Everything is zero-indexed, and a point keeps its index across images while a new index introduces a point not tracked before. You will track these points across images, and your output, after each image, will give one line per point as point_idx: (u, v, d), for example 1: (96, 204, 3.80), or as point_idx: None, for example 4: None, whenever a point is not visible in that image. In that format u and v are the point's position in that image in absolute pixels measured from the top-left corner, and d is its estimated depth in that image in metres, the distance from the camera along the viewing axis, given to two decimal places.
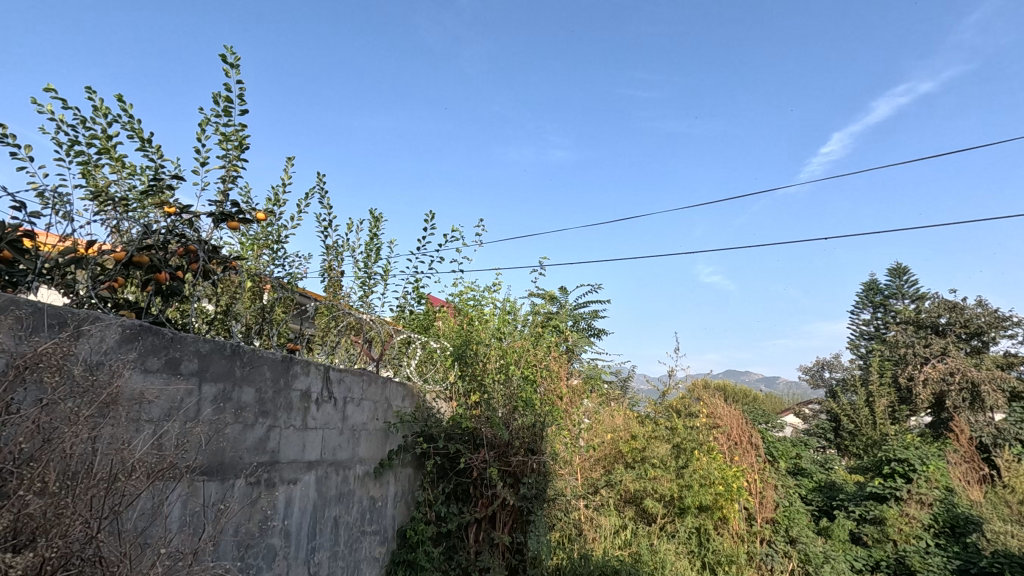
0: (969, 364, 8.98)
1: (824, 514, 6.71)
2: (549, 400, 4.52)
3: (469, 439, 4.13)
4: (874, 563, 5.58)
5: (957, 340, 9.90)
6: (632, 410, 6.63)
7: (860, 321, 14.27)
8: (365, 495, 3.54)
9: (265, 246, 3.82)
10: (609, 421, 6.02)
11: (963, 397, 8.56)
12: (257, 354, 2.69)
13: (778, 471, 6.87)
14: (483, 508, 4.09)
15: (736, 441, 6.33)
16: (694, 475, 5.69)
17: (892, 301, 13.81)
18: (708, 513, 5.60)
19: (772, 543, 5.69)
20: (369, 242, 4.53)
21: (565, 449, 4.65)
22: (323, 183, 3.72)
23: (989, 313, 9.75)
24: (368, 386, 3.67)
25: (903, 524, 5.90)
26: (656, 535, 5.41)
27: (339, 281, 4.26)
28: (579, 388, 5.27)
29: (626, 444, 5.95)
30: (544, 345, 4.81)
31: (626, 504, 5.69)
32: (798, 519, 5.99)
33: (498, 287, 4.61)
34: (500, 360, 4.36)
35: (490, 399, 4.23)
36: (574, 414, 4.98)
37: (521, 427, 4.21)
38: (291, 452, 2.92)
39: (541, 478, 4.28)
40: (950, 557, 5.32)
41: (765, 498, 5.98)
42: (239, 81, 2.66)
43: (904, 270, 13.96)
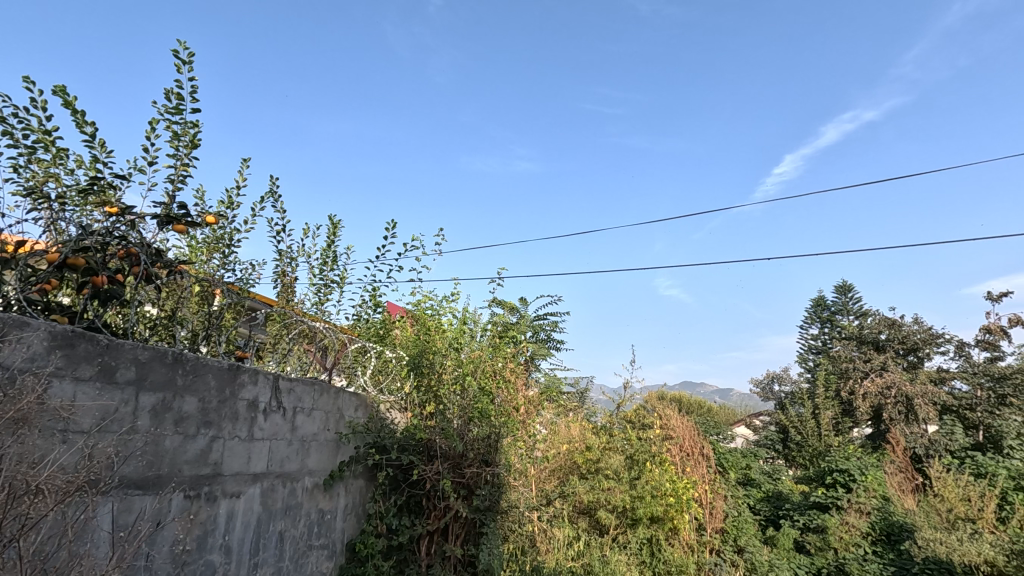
0: (906, 378, 9.45)
1: (771, 523, 6.91)
2: (505, 411, 4.51)
3: (423, 450, 4.09)
4: (816, 570, 5.79)
5: (895, 355, 10.32)
6: (588, 421, 6.73)
7: (809, 336, 14.88)
8: (313, 508, 3.45)
9: (216, 250, 3.71)
10: (565, 432, 6.04)
11: (899, 410, 9.02)
12: (202, 362, 2.59)
13: (728, 481, 7.07)
14: (436, 520, 4.02)
15: (688, 452, 6.49)
16: (646, 486, 5.78)
17: (838, 317, 14.40)
18: (659, 523, 5.69)
19: (720, 552, 5.85)
20: (326, 249, 4.46)
21: (520, 461, 4.65)
22: (277, 187, 3.71)
23: (924, 330, 10.25)
24: (319, 396, 3.59)
25: (844, 532, 6.13)
26: (608, 546, 5.44)
27: (293, 288, 4.17)
28: (536, 399, 5.27)
29: (581, 454, 6.00)
30: (501, 355, 4.80)
31: (580, 516, 5.74)
32: (746, 528, 6.20)
33: (457, 297, 4.63)
34: (456, 371, 4.33)
35: (445, 410, 4.21)
36: (529, 425, 4.95)
37: (476, 438, 4.19)
38: (235, 465, 2.82)
39: (495, 490, 4.25)
40: (885, 563, 5.57)
41: (715, 509, 6.15)
42: (191, 79, 2.58)
43: (850, 287, 14.64)
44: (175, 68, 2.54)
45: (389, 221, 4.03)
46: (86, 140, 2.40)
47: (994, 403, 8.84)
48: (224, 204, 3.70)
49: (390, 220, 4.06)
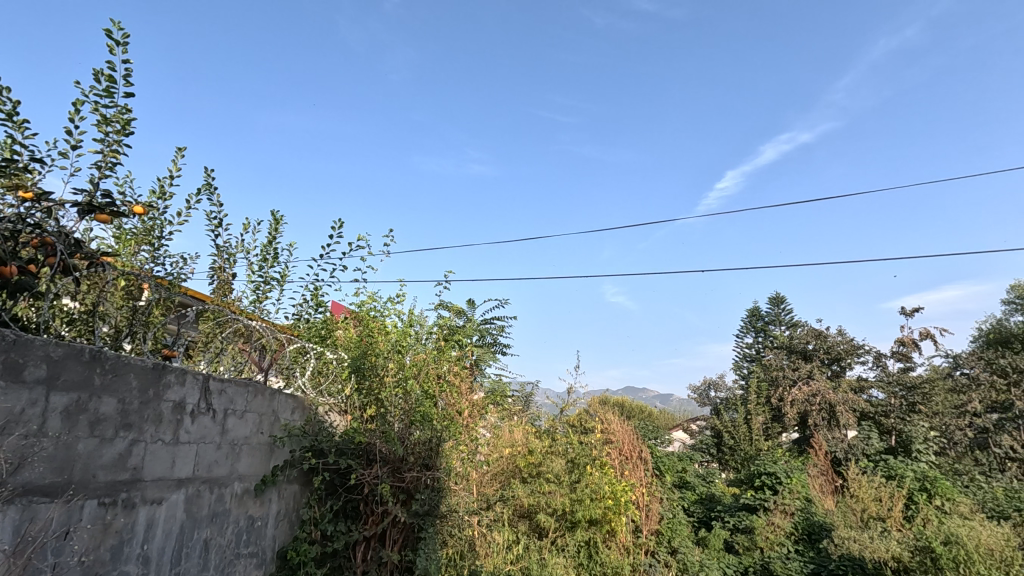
0: (829, 386, 10.05)
1: (703, 524, 7.17)
2: (448, 414, 4.50)
3: (362, 454, 3.99)
4: (744, 568, 6.06)
5: (820, 364, 10.93)
6: (532, 425, 6.70)
7: (744, 344, 15.57)
8: (242, 515, 3.31)
9: (145, 242, 3.51)
10: (508, 436, 6.05)
11: (822, 416, 9.58)
12: (123, 361, 2.45)
13: (665, 484, 7.29)
14: (373, 526, 3.94)
15: (627, 456, 6.67)
16: (586, 489, 5.88)
17: (772, 327, 15.13)
18: (597, 526, 5.80)
19: (654, 554, 6.02)
20: (267, 245, 4.31)
21: (461, 465, 4.63)
22: (211, 180, 3.58)
23: (847, 341, 10.92)
24: (253, 398, 3.46)
25: (769, 532, 6.45)
26: (547, 549, 5.49)
27: (230, 284, 4.00)
28: (480, 403, 5.27)
29: (523, 459, 5.97)
30: (445, 359, 4.78)
31: (520, 519, 5.73)
32: (680, 530, 6.41)
33: (403, 299, 4.59)
34: (399, 373, 4.27)
35: (385, 413, 4.12)
36: (471, 429, 4.93)
37: (416, 442, 4.13)
38: (157, 470, 2.68)
39: (435, 494, 4.21)
40: (806, 561, 5.88)
41: (651, 511, 6.34)
42: (125, 61, 2.45)
43: (783, 299, 15.43)
44: (107, 48, 2.39)
45: (337, 220, 3.90)
46: (1, 119, 2.23)
47: (906, 411, 9.53)
48: (156, 194, 3.51)
49: (339, 220, 3.90)
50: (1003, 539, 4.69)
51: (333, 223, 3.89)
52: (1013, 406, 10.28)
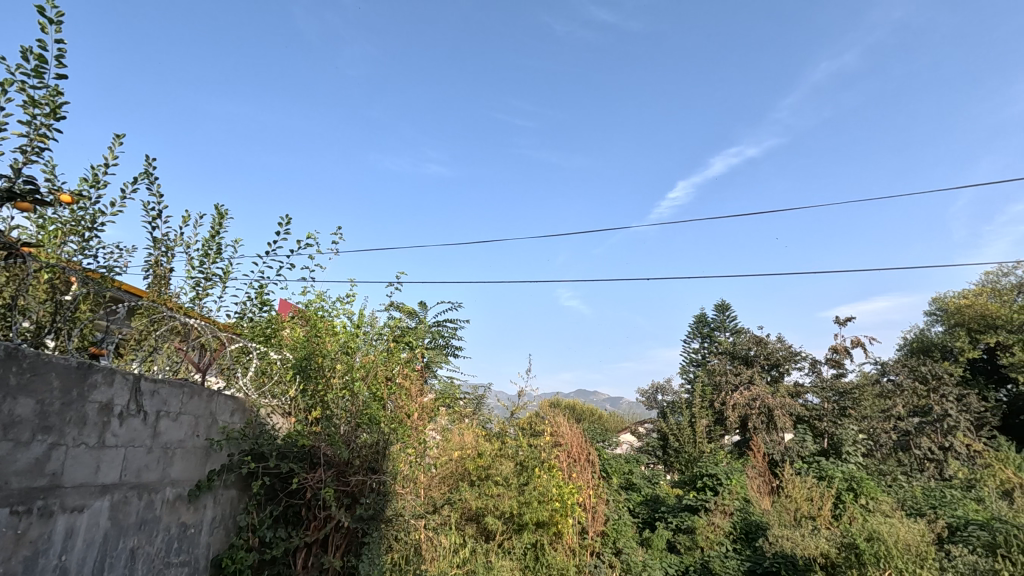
0: (768, 391, 10.49)
1: (647, 525, 7.35)
2: (396, 417, 4.47)
3: (306, 458, 3.84)
4: (684, 567, 6.24)
5: (761, 369, 11.38)
6: (482, 428, 6.69)
7: (691, 349, 16.06)
8: (173, 522, 3.15)
9: (74, 232, 3.30)
10: (458, 438, 5.99)
11: (762, 420, 10.00)
12: (43, 359, 2.30)
13: (612, 486, 7.43)
14: (315, 531, 3.82)
15: (575, 458, 6.76)
16: (534, 491, 5.90)
17: (717, 333, 15.68)
18: (545, 528, 5.84)
19: (600, 555, 6.13)
20: (209, 240, 4.13)
21: (409, 468, 4.57)
22: (153, 167, 3.39)
23: (785, 348, 11.44)
24: (189, 399, 3.30)
25: (709, 532, 6.68)
26: (494, 552, 5.47)
27: (168, 280, 3.81)
28: (430, 406, 5.22)
29: (472, 461, 5.93)
30: (394, 362, 4.71)
31: (467, 522, 5.69)
32: (624, 531, 6.56)
33: (353, 299, 4.47)
34: (346, 375, 4.17)
35: (331, 415, 4.01)
36: (420, 432, 4.85)
37: (363, 444, 4.06)
38: (79, 475, 2.52)
39: (380, 498, 4.14)
40: (743, 559, 6.11)
41: (597, 513, 6.45)
42: (58, 41, 2.31)
43: (728, 306, 16.02)
44: (38, 26, 2.27)
45: (283, 216, 3.86)
46: None
47: (837, 415, 10.06)
48: (88, 182, 3.32)
49: (285, 216, 3.86)
50: (919, 534, 5.02)
51: (279, 219, 3.86)
52: (932, 411, 11.04)
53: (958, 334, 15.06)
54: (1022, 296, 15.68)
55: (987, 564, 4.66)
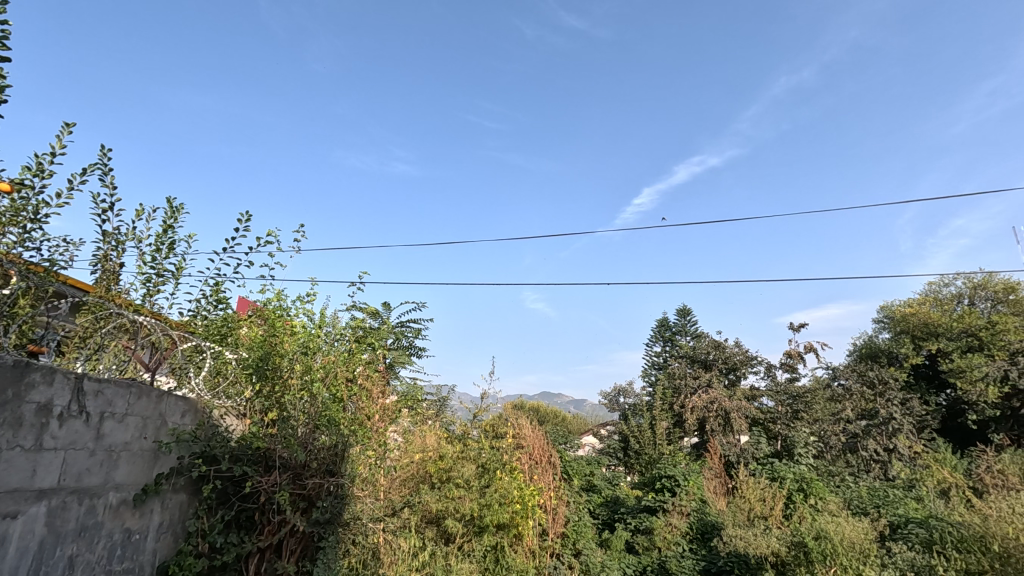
0: (726, 394, 10.75)
1: (607, 526, 7.45)
2: (356, 419, 4.39)
3: (260, 460, 3.74)
4: (642, 567, 6.34)
5: (719, 373, 11.64)
6: (444, 430, 6.64)
7: (652, 352, 16.34)
8: (117, 528, 3.02)
9: (15, 224, 3.13)
10: (420, 440, 5.92)
11: (718, 422, 10.26)
12: None
13: (573, 488, 7.48)
14: (269, 536, 3.67)
15: (537, 461, 6.77)
16: (495, 494, 5.88)
17: (678, 337, 16.01)
18: (505, 530, 5.84)
19: (559, 556, 6.17)
20: (162, 235, 3.98)
21: (368, 471, 4.50)
22: (106, 158, 3.24)
23: (743, 352, 11.74)
24: (136, 400, 3.17)
25: (666, 532, 6.82)
26: (454, 555, 5.43)
27: (117, 275, 3.65)
28: (391, 408, 5.15)
29: (433, 464, 5.88)
30: (356, 363, 4.63)
31: (427, 525, 5.62)
32: (584, 532, 6.63)
33: (314, 298, 4.38)
34: (305, 376, 4.02)
35: (288, 417, 3.90)
36: (380, 435, 4.76)
37: (321, 447, 3.96)
38: (12, 480, 2.40)
39: (338, 502, 4.02)
40: (698, 559, 6.25)
41: (557, 514, 6.49)
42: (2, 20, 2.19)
43: (689, 311, 16.38)
44: None
45: (244, 212, 3.86)
46: None
47: (790, 418, 10.39)
48: (32, 171, 3.15)
49: (246, 212, 3.87)
50: (863, 532, 5.23)
51: (240, 214, 3.85)
52: (878, 414, 11.54)
53: (903, 341, 15.79)
54: (961, 305, 16.57)
55: (924, 560, 4.90)
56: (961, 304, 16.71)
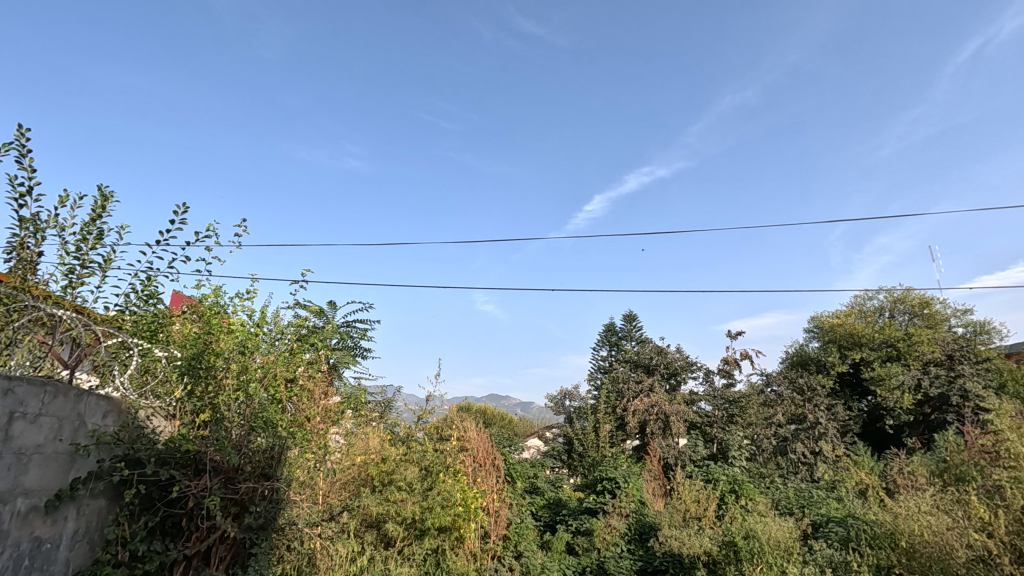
0: (666, 398, 11.07)
1: (549, 528, 7.55)
2: (296, 421, 4.27)
3: (189, 464, 3.51)
4: (581, 568, 6.46)
5: (661, 378, 11.93)
6: (388, 432, 6.54)
7: (599, 357, 16.66)
8: (23, 537, 2.82)
9: None
10: (362, 442, 5.78)
11: (658, 425, 10.57)
12: None
13: (516, 490, 7.52)
14: (196, 543, 3.46)
15: (481, 463, 6.76)
16: (437, 497, 5.83)
17: (624, 342, 16.41)
18: (446, 533, 5.79)
19: (500, 559, 6.20)
20: (87, 224, 3.74)
21: (306, 474, 4.39)
22: (25, 138, 2.98)
23: (683, 358, 12.11)
24: (51, 399, 2.98)
25: (606, 533, 6.97)
26: (394, 559, 5.34)
27: (36, 266, 3.38)
28: (334, 409, 5.03)
29: (375, 467, 5.74)
30: (296, 363, 4.49)
31: (367, 529, 5.51)
32: (526, 534, 6.69)
33: (254, 295, 4.24)
34: (241, 376, 3.88)
35: (221, 419, 3.72)
36: (321, 437, 4.65)
37: (256, 449, 3.78)
38: None
39: (272, 507, 3.85)
40: (635, 559, 6.41)
41: (500, 517, 6.52)
42: None
43: (634, 317, 16.78)
44: None
45: (180, 203, 3.50)
46: None
47: (726, 422, 10.83)
48: None
49: (183, 204, 3.51)
50: (787, 531, 5.51)
51: (176, 205, 3.49)
52: (806, 418, 12.19)
53: (831, 350, 16.77)
54: (882, 318, 17.76)
55: (841, 557, 5.23)
56: (882, 316, 17.90)
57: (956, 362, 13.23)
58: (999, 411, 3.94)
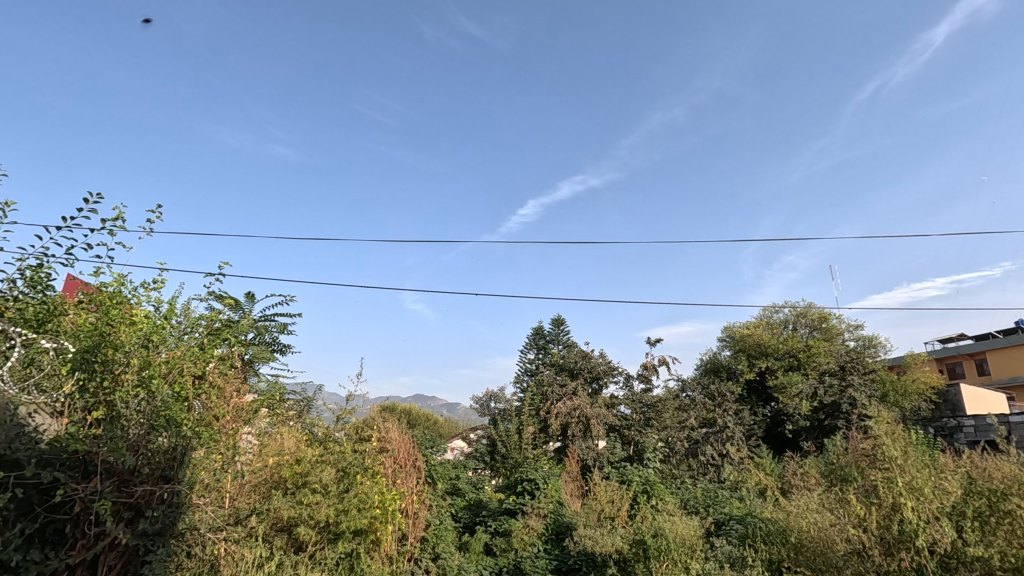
0: (588, 401, 11.35)
1: (467, 529, 7.58)
2: (204, 422, 4.04)
3: (77, 466, 3.21)
4: (498, 569, 6.54)
5: (584, 382, 12.20)
6: (305, 432, 6.27)
7: (526, 359, 16.84)
8: None
9: None
10: (276, 443, 5.48)
11: (579, 428, 10.84)
12: None
13: (436, 491, 7.49)
14: (81, 551, 3.18)
15: (402, 465, 6.68)
16: (354, 499, 5.65)
17: (551, 345, 16.70)
18: (362, 536, 5.68)
19: (417, 561, 6.19)
20: None
21: (211, 477, 4.15)
22: None
23: (606, 363, 12.48)
24: None
25: (524, 534, 7.07)
26: (304, 564, 5.18)
27: None
28: (246, 408, 4.78)
29: (288, 469, 5.45)
30: (206, 360, 4.22)
31: (276, 534, 5.30)
32: (444, 535, 6.69)
33: (162, 285, 3.95)
34: (143, 371, 3.60)
35: (117, 417, 3.45)
36: (230, 437, 4.41)
37: (157, 449, 3.54)
38: None
39: (170, 511, 3.60)
40: (551, 559, 6.58)
41: (418, 519, 6.49)
42: None
43: (561, 321, 17.09)
44: None
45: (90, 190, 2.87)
46: None
47: (643, 425, 11.30)
48: None
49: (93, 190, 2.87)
50: (692, 530, 5.80)
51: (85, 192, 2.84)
52: (716, 422, 12.96)
53: (740, 358, 17.89)
54: (786, 330, 19.17)
55: (738, 553, 5.64)
56: (786, 328, 19.31)
57: (847, 373, 14.51)
58: (877, 418, 4.35)
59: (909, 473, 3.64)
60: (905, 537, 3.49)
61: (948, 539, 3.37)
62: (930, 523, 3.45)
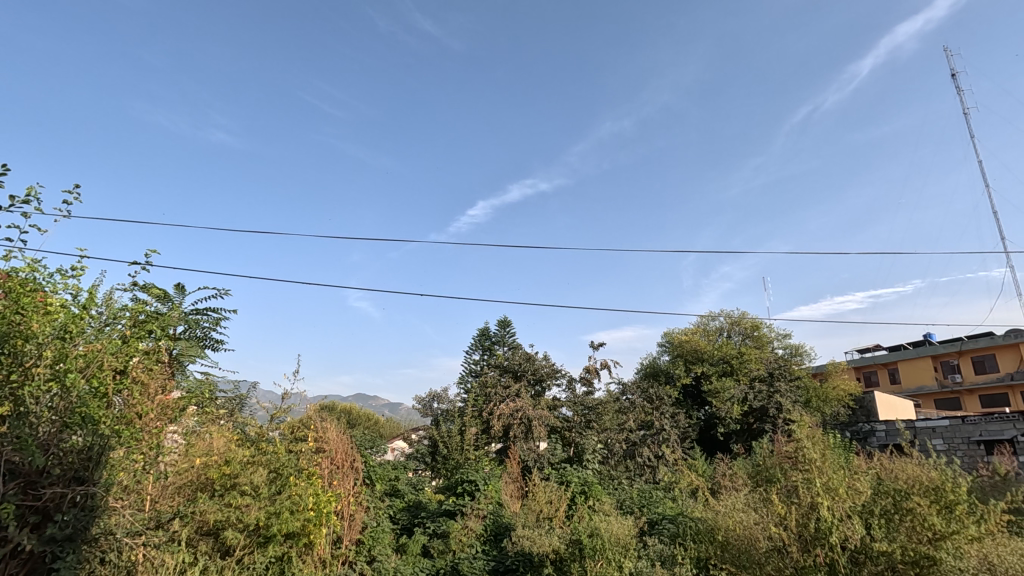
0: (531, 403, 11.40)
1: (405, 531, 7.51)
2: (124, 419, 3.81)
3: None
4: (435, 570, 6.48)
5: (527, 384, 12.25)
6: (235, 432, 5.94)
7: (471, 360, 16.79)
8: None
9: None
10: (204, 443, 5.20)
11: (521, 429, 10.88)
12: None
13: (375, 492, 7.38)
14: None
15: (338, 465, 6.53)
16: (286, 501, 5.46)
17: (496, 347, 16.72)
18: (294, 539, 5.51)
19: (352, 564, 6.10)
20: None
21: (131, 478, 3.92)
22: None
23: (550, 365, 12.63)
24: None
25: (462, 535, 7.07)
26: (231, 569, 4.98)
27: None
28: (172, 407, 4.51)
29: (216, 470, 5.21)
30: (128, 355, 3.93)
31: (202, 538, 5.05)
32: (381, 538, 6.60)
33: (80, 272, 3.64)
34: (57, 364, 3.33)
35: (25, 414, 3.16)
36: (153, 436, 4.16)
37: (70, 449, 3.33)
38: None
39: (83, 515, 3.36)
40: (488, 560, 6.59)
41: (354, 521, 6.38)
42: None
43: (507, 323, 17.12)
44: None
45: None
46: None
47: (583, 426, 11.54)
48: None
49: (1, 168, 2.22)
50: (626, 529, 5.94)
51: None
52: (653, 425, 13.41)
53: (678, 364, 18.60)
54: (721, 337, 20.06)
55: (668, 552, 5.87)
56: (721, 335, 20.17)
57: (775, 379, 15.33)
58: (799, 422, 4.62)
59: (826, 474, 3.90)
60: (821, 534, 3.72)
61: (858, 535, 3.62)
62: (843, 521, 3.70)
